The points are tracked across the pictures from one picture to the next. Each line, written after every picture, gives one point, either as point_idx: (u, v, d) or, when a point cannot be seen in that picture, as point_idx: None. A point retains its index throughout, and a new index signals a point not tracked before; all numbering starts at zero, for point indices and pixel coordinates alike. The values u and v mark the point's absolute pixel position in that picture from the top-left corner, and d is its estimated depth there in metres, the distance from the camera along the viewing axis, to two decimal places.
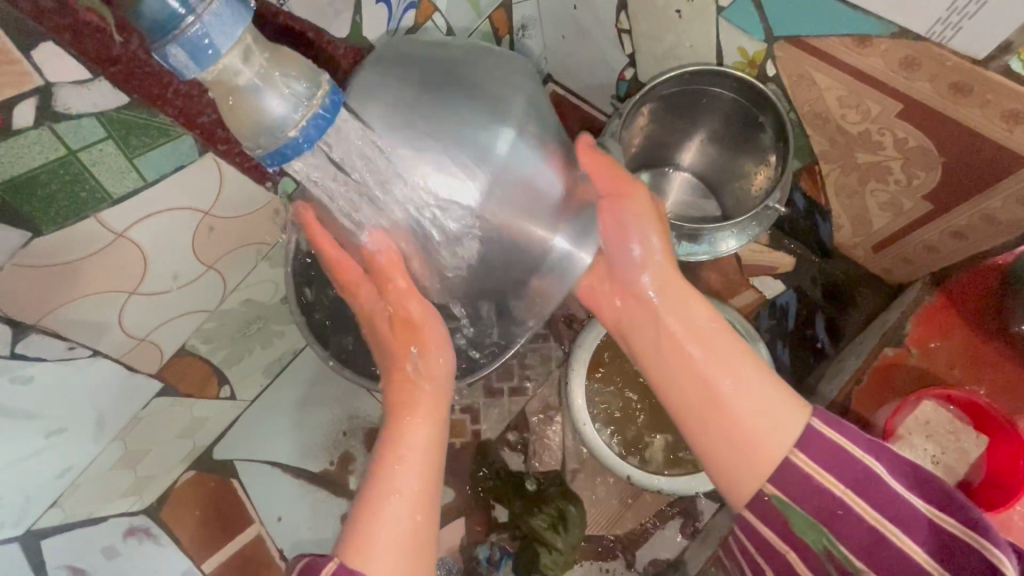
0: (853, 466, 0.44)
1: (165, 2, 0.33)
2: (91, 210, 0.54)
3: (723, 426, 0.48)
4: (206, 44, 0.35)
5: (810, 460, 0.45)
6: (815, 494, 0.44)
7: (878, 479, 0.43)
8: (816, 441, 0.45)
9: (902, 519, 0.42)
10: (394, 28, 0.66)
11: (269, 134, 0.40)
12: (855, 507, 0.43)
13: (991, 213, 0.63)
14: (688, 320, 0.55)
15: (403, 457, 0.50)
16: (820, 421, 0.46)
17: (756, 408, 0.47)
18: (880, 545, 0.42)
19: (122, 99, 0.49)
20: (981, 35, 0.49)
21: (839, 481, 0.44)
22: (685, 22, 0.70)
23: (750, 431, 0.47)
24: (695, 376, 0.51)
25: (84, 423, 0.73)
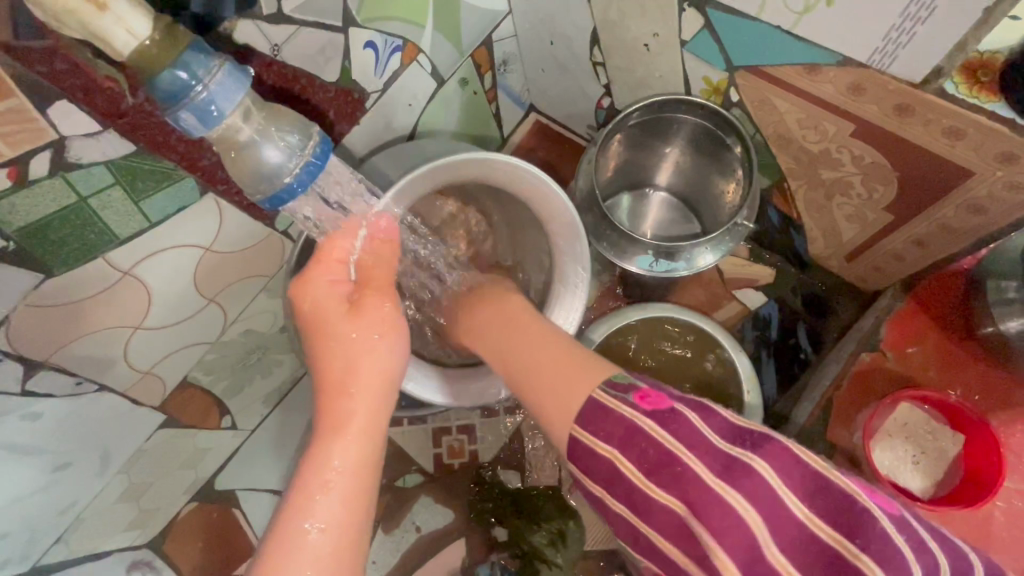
0: (599, 463, 0.46)
1: (177, 75, 0.38)
2: (100, 252, 0.57)
3: (528, 402, 0.51)
4: (213, 109, 0.40)
5: (584, 431, 0.46)
6: (594, 496, 0.48)
7: (627, 477, 0.44)
8: (580, 438, 0.46)
9: (648, 514, 0.44)
10: (381, 70, 0.71)
11: (268, 182, 0.45)
12: (620, 463, 0.44)
13: (946, 222, 0.67)
14: (533, 338, 0.55)
15: (326, 481, 0.47)
16: (581, 421, 0.46)
17: (552, 393, 0.49)
18: (648, 502, 0.43)
19: (129, 148, 0.53)
20: (915, 62, 0.53)
21: (597, 483, 0.46)
22: (653, 55, 0.74)
23: (541, 420, 0.50)
24: (520, 370, 0.54)
25: (89, 458, 0.74)
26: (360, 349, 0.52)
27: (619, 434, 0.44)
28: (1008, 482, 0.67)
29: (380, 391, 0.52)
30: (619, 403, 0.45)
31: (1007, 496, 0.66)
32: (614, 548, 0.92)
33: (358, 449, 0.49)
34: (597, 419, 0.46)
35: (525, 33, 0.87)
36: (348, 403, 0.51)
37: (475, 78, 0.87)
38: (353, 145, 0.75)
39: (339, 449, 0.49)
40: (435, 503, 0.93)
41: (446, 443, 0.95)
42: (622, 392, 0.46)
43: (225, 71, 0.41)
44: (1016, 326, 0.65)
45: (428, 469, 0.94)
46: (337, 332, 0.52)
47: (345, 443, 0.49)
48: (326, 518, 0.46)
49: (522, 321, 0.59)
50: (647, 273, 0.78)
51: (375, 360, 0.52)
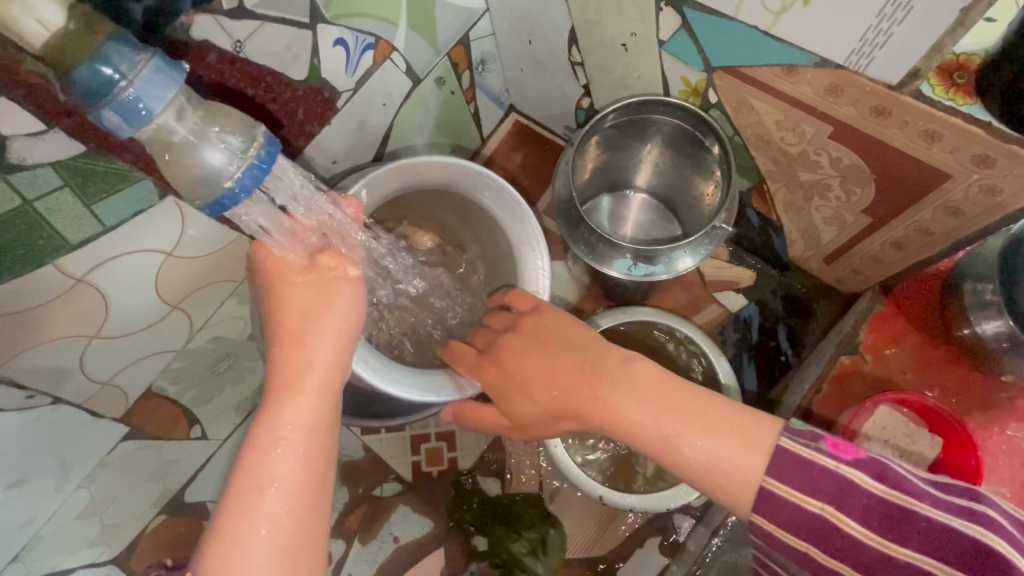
0: (812, 527, 0.44)
1: (98, 70, 0.36)
2: (50, 258, 0.54)
3: (701, 481, 0.48)
4: (140, 107, 0.37)
5: (784, 483, 0.44)
6: (791, 550, 0.46)
7: (849, 535, 0.43)
8: (773, 500, 0.45)
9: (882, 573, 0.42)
10: (353, 68, 0.68)
11: (206, 186, 0.42)
12: (834, 517, 0.43)
13: (924, 224, 0.66)
14: (649, 404, 0.50)
15: (275, 450, 0.46)
16: (776, 478, 0.45)
17: (728, 454, 0.46)
18: (868, 553, 0.42)
19: (78, 148, 0.50)
20: (892, 63, 0.52)
21: (806, 541, 0.44)
22: (632, 55, 0.73)
23: (717, 479, 0.47)
24: (646, 436, 0.50)
25: (47, 472, 0.70)
26: (316, 309, 0.50)
27: (819, 506, 0.43)
28: (986, 485, 0.67)
29: (335, 351, 0.51)
30: (813, 451, 0.44)
31: None
32: (596, 555, 0.90)
33: (312, 408, 0.48)
34: (795, 472, 0.44)
35: (503, 32, 0.85)
36: (303, 357, 0.49)
37: (452, 77, 0.84)
38: (324, 146, 0.72)
39: (293, 411, 0.48)
40: (413, 512, 0.91)
41: (424, 451, 0.93)
42: (797, 458, 0.45)
43: (153, 66, 0.38)
44: (990, 328, 0.65)
45: (406, 478, 0.92)
46: (286, 291, 0.51)
47: (297, 403, 0.48)
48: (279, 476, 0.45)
49: (623, 386, 0.52)
50: (626, 277, 0.76)
51: (330, 321, 0.51)
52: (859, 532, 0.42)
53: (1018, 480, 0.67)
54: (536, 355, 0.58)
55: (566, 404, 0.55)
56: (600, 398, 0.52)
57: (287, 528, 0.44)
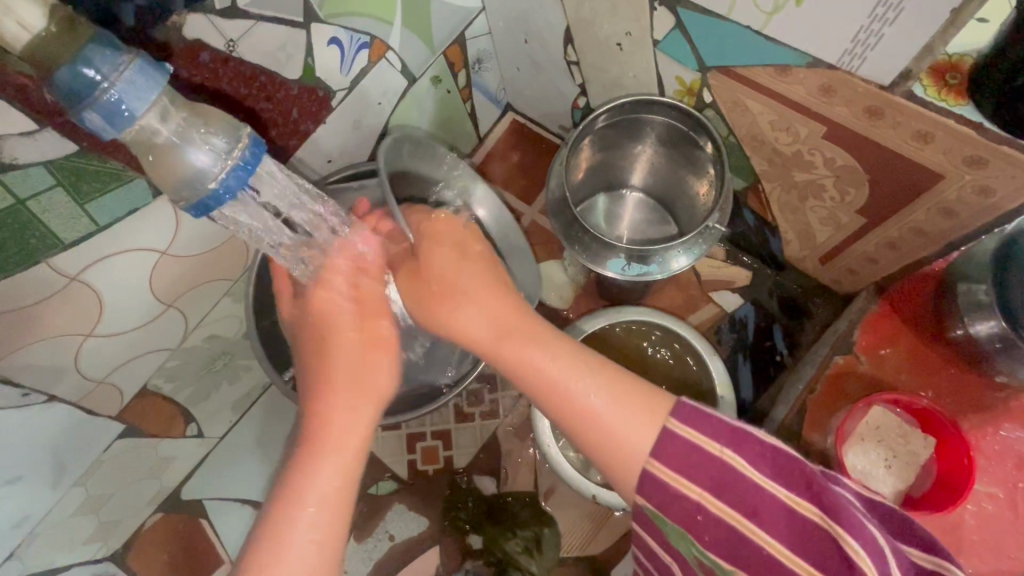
0: (709, 469, 0.44)
1: (79, 73, 0.35)
2: (43, 257, 0.54)
3: (595, 444, 0.48)
4: (123, 109, 0.37)
5: (686, 427, 0.46)
6: (682, 501, 0.45)
7: (740, 475, 0.44)
8: (671, 447, 0.46)
9: (767, 519, 0.43)
10: (348, 67, 0.68)
11: (192, 188, 0.42)
12: (733, 462, 0.44)
13: (918, 225, 0.66)
14: (560, 359, 0.51)
15: (303, 514, 0.47)
16: (681, 422, 0.46)
17: (625, 420, 0.47)
18: (758, 498, 0.43)
19: (71, 148, 0.50)
20: (884, 63, 0.52)
21: (700, 487, 0.44)
22: (627, 55, 0.73)
23: (613, 444, 0.47)
24: (552, 391, 0.50)
25: (42, 470, 0.71)
26: (364, 367, 0.54)
27: (718, 450, 0.44)
28: (978, 485, 0.67)
29: (361, 407, 0.53)
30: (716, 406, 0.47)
31: (978, 499, 0.66)
32: (591, 554, 0.90)
33: (347, 461, 0.51)
34: (695, 418, 0.46)
35: (499, 31, 0.85)
36: (330, 420, 0.52)
37: (448, 76, 0.84)
38: (319, 145, 0.72)
39: (319, 474, 0.49)
40: (409, 510, 0.91)
41: (420, 449, 0.93)
42: (694, 409, 0.46)
43: (136, 67, 0.38)
44: (984, 329, 0.65)
45: (402, 476, 0.92)
46: (337, 346, 0.54)
47: (324, 467, 0.50)
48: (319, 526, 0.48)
49: (542, 343, 0.52)
50: (620, 276, 0.77)
51: (370, 378, 0.54)
52: (751, 475, 0.44)
53: (1011, 481, 0.67)
54: (460, 273, 0.55)
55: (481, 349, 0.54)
56: (518, 355, 0.51)
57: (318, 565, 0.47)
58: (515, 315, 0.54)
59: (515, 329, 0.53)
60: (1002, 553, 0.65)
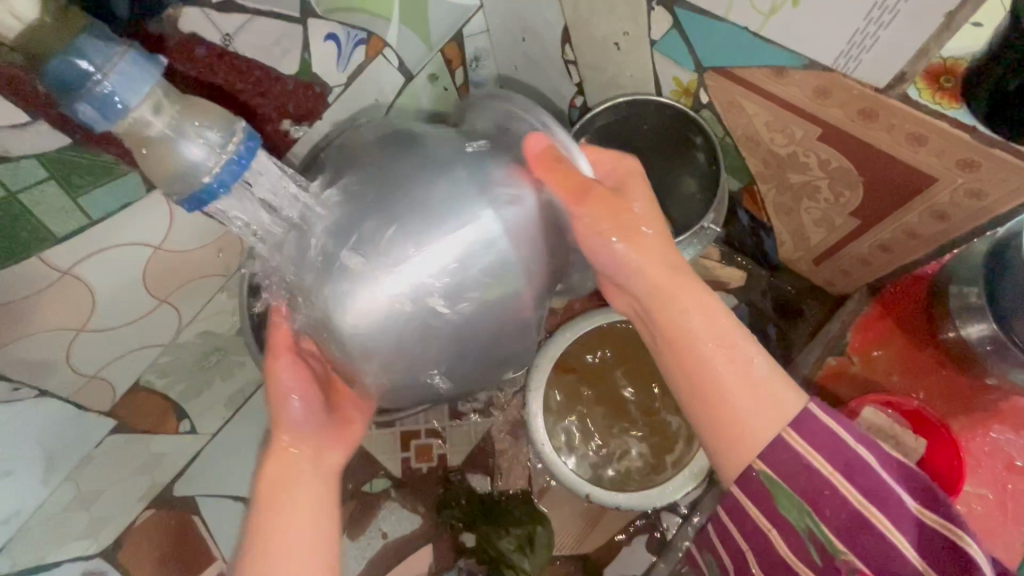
0: (841, 456, 0.50)
1: (73, 63, 0.36)
2: (34, 251, 0.54)
3: (717, 429, 0.53)
4: (116, 101, 0.37)
5: (825, 417, 0.51)
6: (808, 479, 0.51)
7: (868, 468, 0.50)
8: (802, 434, 0.51)
9: (892, 511, 0.48)
10: (345, 63, 0.68)
11: (183, 180, 0.42)
12: (859, 458, 0.50)
13: (911, 227, 0.67)
14: (720, 346, 0.54)
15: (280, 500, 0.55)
16: (816, 412, 0.51)
17: (748, 412, 0.51)
18: (886, 494, 0.49)
19: (64, 140, 0.49)
20: (879, 66, 0.53)
21: (831, 467, 0.50)
22: (624, 54, 0.73)
23: (736, 429, 0.52)
24: (697, 367, 0.54)
25: (32, 465, 0.71)
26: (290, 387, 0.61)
27: (853, 443, 0.50)
28: (968, 486, 0.68)
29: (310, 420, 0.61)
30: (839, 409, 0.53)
31: (968, 500, 0.67)
32: (584, 552, 0.90)
33: (310, 472, 0.58)
34: (829, 416, 0.51)
35: (497, 29, 0.85)
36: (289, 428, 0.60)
37: (446, 74, 0.84)
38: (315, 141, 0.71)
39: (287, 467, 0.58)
40: (403, 508, 0.91)
41: (414, 447, 0.93)
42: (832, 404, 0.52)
43: (130, 58, 0.38)
44: (977, 331, 0.66)
45: (396, 474, 0.92)
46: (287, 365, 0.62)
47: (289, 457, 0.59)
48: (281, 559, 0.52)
49: (704, 312, 0.55)
50: None
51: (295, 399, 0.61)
52: (880, 470, 0.50)
53: (1000, 482, 0.67)
54: (659, 256, 0.58)
55: (655, 318, 0.58)
56: (678, 329, 0.56)
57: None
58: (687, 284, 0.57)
59: (691, 293, 0.56)
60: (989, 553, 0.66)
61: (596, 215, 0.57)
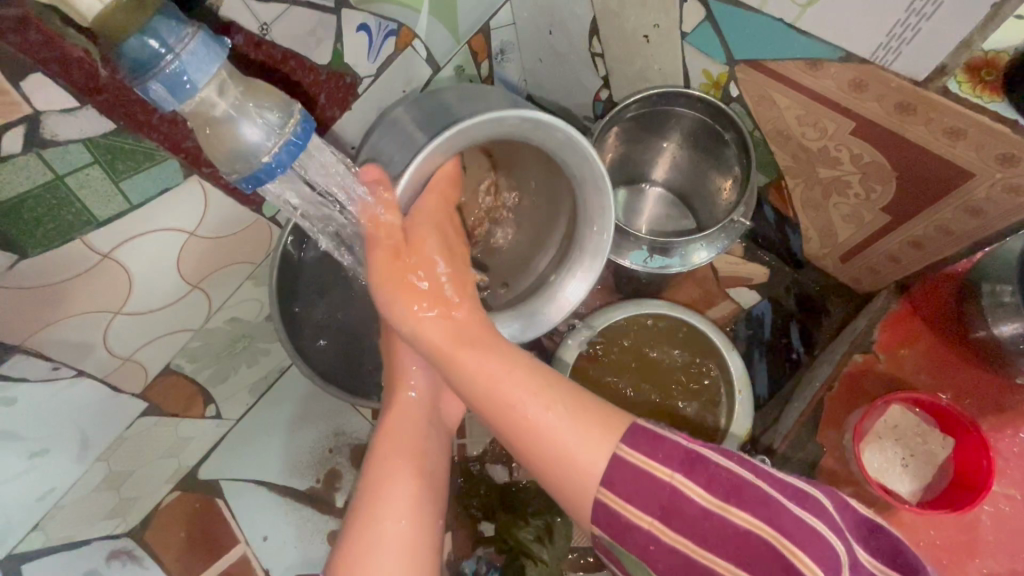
0: (658, 495, 0.42)
1: (146, 42, 0.37)
2: (78, 233, 0.55)
3: (553, 469, 0.45)
4: (184, 80, 0.38)
5: (631, 449, 0.43)
6: (638, 533, 0.43)
7: (694, 502, 0.42)
8: (628, 471, 0.43)
9: (722, 542, 0.41)
10: (375, 53, 0.68)
11: (245, 161, 0.43)
12: (687, 489, 0.42)
13: (945, 223, 0.66)
14: (512, 370, 0.49)
15: (395, 467, 0.51)
16: (628, 444, 0.43)
17: (574, 436, 0.44)
18: (722, 529, 0.41)
19: (109, 126, 0.51)
20: (919, 59, 0.52)
21: (649, 515, 0.42)
22: (653, 47, 0.73)
23: (560, 464, 0.44)
24: (502, 401, 0.48)
25: (68, 444, 0.73)
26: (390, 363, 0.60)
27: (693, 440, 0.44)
28: (996, 486, 0.67)
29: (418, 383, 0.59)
30: (670, 430, 0.44)
31: (994, 500, 0.66)
32: None
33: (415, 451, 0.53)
34: (646, 442, 0.43)
35: (524, 22, 0.85)
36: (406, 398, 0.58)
37: (472, 66, 0.84)
38: (345, 131, 0.72)
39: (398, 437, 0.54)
40: None
41: None
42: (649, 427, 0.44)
43: (199, 39, 0.39)
44: (1009, 330, 0.64)
45: None
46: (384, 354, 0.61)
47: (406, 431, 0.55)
48: (399, 514, 0.48)
49: (500, 351, 0.51)
50: (641, 268, 0.77)
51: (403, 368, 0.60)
52: (705, 499, 0.41)
53: None
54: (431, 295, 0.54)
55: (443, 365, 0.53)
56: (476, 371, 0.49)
57: (412, 545, 0.47)
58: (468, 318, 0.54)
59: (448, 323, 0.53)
60: (1015, 554, 0.65)
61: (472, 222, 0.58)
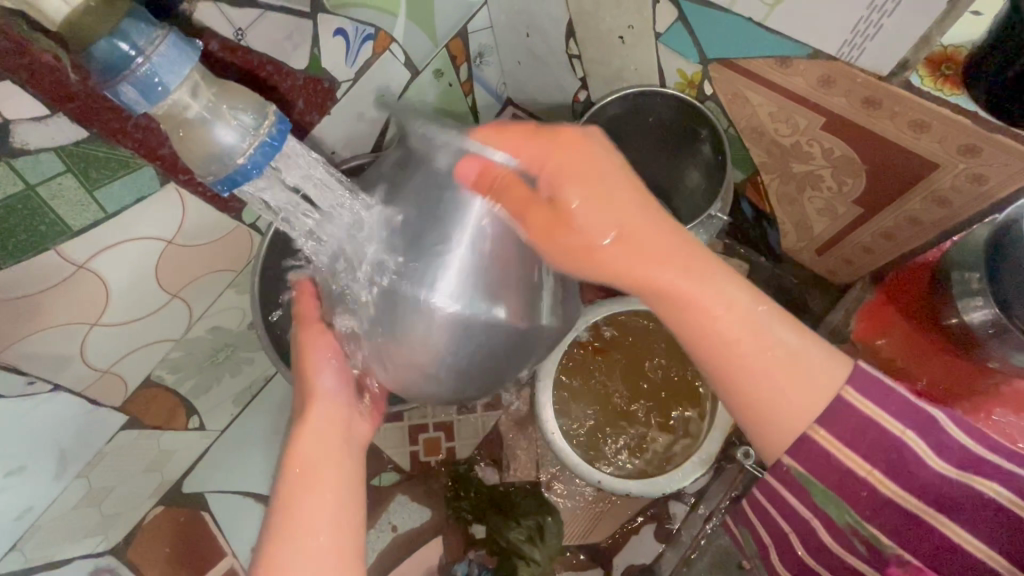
0: (884, 447, 0.47)
1: (115, 45, 0.37)
2: (51, 243, 0.54)
3: (774, 412, 0.48)
4: (156, 82, 0.38)
5: (860, 396, 0.47)
6: (842, 474, 0.48)
7: (922, 459, 0.46)
8: (851, 415, 0.47)
9: (949, 503, 0.46)
10: (353, 58, 0.68)
11: (219, 163, 0.42)
12: (915, 447, 0.47)
13: (913, 214, 0.68)
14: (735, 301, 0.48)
15: (308, 478, 0.51)
16: (853, 387, 0.47)
17: (809, 383, 0.47)
18: (948, 488, 0.46)
19: (82, 134, 0.50)
20: (883, 54, 0.54)
21: (874, 466, 0.48)
22: (628, 48, 0.74)
23: (792, 401, 0.47)
24: (735, 339, 0.47)
25: (46, 460, 0.71)
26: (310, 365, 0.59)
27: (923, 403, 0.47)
28: None
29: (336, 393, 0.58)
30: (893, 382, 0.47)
31: None
32: (593, 541, 0.91)
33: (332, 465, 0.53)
34: (873, 393, 0.47)
35: (501, 25, 0.85)
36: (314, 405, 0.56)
37: (451, 70, 0.84)
38: (325, 137, 0.72)
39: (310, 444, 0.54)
40: (411, 502, 0.92)
41: (421, 441, 0.94)
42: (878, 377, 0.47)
43: (169, 41, 0.39)
44: (978, 315, 0.66)
45: (403, 468, 0.93)
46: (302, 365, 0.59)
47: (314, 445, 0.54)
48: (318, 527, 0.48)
49: (724, 282, 0.48)
50: None
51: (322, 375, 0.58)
52: (936, 462, 0.46)
53: None
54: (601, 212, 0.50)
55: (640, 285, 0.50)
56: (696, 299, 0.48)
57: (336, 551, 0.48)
58: (689, 253, 0.50)
59: (648, 247, 0.49)
60: None
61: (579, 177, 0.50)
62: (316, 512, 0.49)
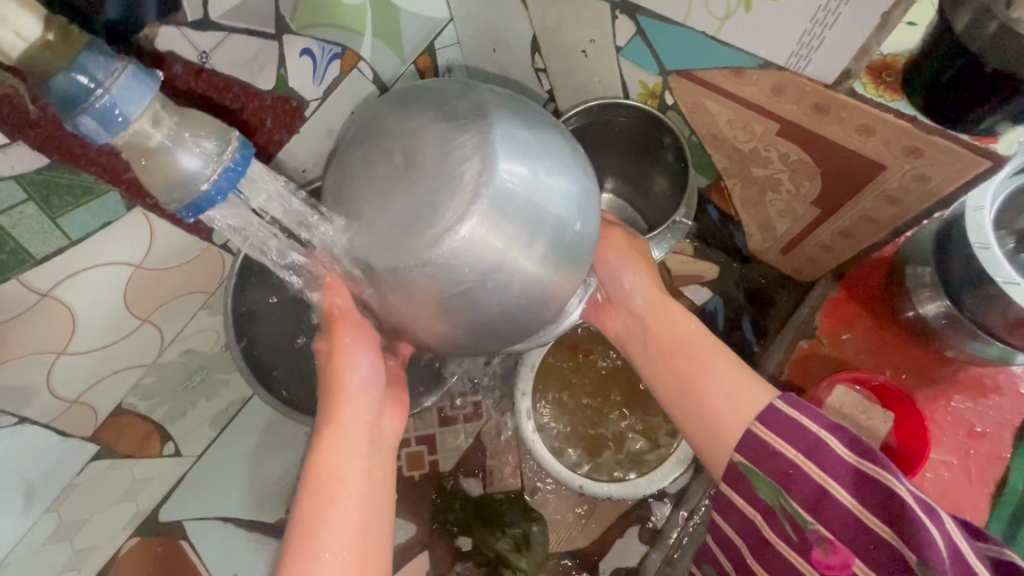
0: (804, 434, 0.48)
1: (74, 78, 0.37)
2: (14, 273, 0.53)
3: (702, 434, 0.55)
4: (116, 113, 0.38)
5: (783, 404, 0.51)
6: (771, 457, 0.49)
7: (838, 452, 0.47)
8: (778, 414, 0.50)
9: (861, 491, 0.45)
10: (320, 76, 0.68)
11: (182, 188, 0.42)
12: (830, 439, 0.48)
13: (868, 213, 0.71)
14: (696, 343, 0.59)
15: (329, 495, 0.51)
16: (782, 401, 0.51)
17: (725, 407, 0.53)
18: (869, 483, 0.45)
19: (44, 161, 0.49)
20: (827, 65, 0.56)
21: (795, 449, 0.48)
22: (592, 61, 0.77)
23: (714, 419, 0.54)
24: (681, 373, 0.58)
25: (13, 495, 0.69)
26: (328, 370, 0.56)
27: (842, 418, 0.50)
28: (934, 454, 0.72)
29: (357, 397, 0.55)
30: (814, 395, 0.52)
31: (934, 467, 0.72)
32: (580, 546, 0.92)
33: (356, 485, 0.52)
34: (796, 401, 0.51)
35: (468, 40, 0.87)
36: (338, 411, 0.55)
37: None
38: (294, 155, 0.72)
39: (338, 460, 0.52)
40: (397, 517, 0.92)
41: (404, 455, 0.93)
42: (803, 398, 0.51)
43: (129, 73, 0.39)
44: (932, 308, 0.70)
45: None
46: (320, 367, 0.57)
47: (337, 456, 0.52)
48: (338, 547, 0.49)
49: (687, 328, 0.60)
50: None
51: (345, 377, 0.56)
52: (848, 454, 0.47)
53: (963, 449, 0.72)
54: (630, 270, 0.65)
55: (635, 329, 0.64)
56: (664, 338, 0.61)
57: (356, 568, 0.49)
58: (667, 307, 0.63)
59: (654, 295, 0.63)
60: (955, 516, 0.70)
61: (623, 251, 0.65)
62: (330, 534, 0.49)
